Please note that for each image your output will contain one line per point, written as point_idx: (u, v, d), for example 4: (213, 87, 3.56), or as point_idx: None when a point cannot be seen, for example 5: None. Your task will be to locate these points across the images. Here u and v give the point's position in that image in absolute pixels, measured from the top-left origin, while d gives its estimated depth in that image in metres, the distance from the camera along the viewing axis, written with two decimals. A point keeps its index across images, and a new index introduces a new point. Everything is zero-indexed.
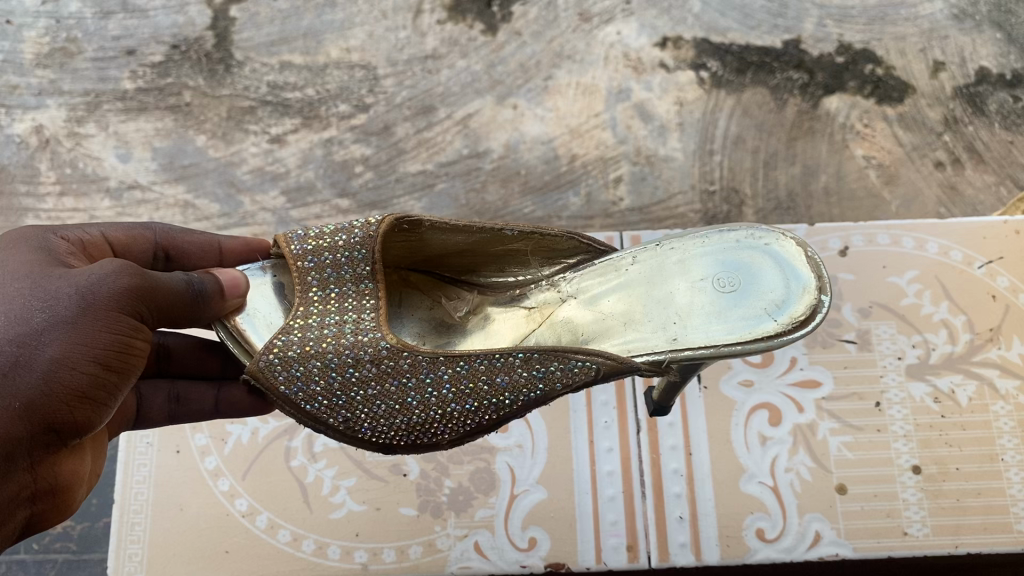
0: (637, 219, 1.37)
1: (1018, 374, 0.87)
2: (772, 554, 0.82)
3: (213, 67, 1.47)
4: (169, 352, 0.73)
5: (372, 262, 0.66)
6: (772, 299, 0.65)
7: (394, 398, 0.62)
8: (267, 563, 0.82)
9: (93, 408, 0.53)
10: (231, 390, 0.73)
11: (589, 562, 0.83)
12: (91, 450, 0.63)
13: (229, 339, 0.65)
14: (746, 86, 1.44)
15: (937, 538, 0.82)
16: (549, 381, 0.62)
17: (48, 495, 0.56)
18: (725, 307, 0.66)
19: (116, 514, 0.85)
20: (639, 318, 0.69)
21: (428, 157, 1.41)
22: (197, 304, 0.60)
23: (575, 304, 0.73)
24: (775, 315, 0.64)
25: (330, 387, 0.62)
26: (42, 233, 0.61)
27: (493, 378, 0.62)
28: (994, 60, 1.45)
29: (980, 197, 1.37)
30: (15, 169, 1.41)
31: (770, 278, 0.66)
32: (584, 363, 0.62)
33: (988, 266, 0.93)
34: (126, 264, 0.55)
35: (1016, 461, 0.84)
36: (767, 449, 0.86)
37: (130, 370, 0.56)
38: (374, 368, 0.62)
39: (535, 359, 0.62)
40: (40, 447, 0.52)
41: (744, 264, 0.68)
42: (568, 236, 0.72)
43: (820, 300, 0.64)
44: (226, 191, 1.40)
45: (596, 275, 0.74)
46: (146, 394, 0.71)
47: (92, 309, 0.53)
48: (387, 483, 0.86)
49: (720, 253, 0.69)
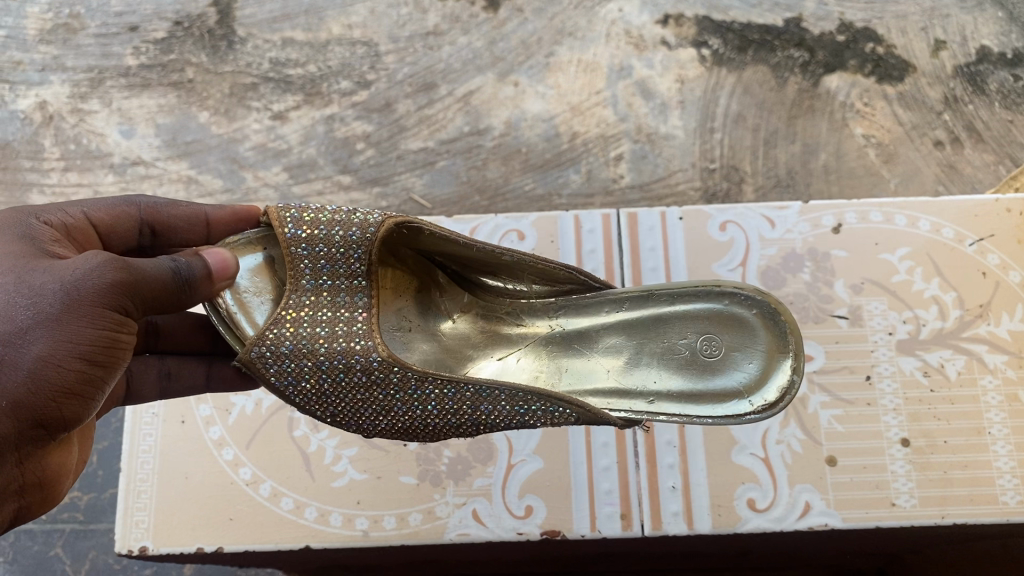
0: (637, 196, 1.39)
1: (1006, 349, 0.89)
2: (763, 523, 0.84)
3: (215, 44, 1.48)
4: (158, 328, 0.74)
5: (368, 262, 0.66)
6: (749, 378, 0.70)
7: (382, 404, 0.64)
8: (270, 530, 0.84)
9: (80, 402, 0.55)
10: (222, 365, 0.76)
11: (584, 530, 0.85)
12: (77, 441, 0.64)
13: (220, 324, 0.65)
14: (747, 63, 1.45)
15: (924, 509, 0.83)
16: (530, 415, 0.64)
17: (36, 487, 0.57)
18: (704, 378, 0.70)
19: (122, 483, 0.87)
20: (620, 372, 0.71)
21: (430, 134, 1.42)
22: (183, 292, 0.59)
23: (561, 334, 0.74)
24: (749, 396, 0.69)
25: (319, 386, 0.64)
26: (23, 217, 0.63)
27: (477, 405, 0.64)
28: (995, 39, 1.45)
29: (979, 175, 1.39)
30: (20, 145, 1.43)
31: (750, 353, 0.70)
32: (566, 409, 0.64)
33: (978, 243, 0.94)
34: (111, 257, 0.55)
35: (1003, 434, 0.85)
36: (759, 422, 0.88)
37: (118, 361, 0.57)
38: (363, 376, 0.63)
39: (520, 396, 0.63)
40: (28, 441, 0.54)
41: (728, 333, 0.71)
42: (564, 271, 0.71)
43: (793, 382, 0.69)
44: (228, 167, 1.42)
45: (588, 305, 0.74)
46: (136, 372, 0.73)
47: (76, 306, 0.53)
48: (387, 453, 0.88)
49: (707, 318, 0.72)
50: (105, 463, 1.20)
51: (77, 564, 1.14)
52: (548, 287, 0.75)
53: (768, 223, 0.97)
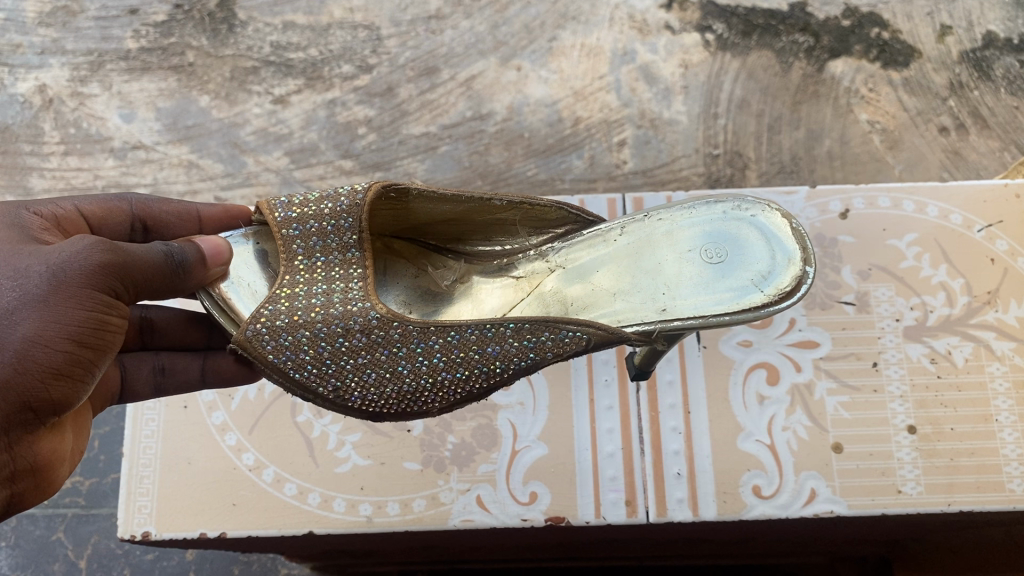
0: (639, 182, 1.38)
1: (1014, 337, 0.88)
2: (768, 510, 0.83)
3: (216, 27, 1.47)
4: (152, 325, 0.73)
5: (358, 231, 0.66)
6: (759, 271, 0.68)
7: (386, 367, 0.63)
8: (275, 517, 0.84)
9: (70, 385, 0.54)
10: (217, 359, 0.74)
11: (589, 516, 0.84)
12: (71, 429, 0.63)
13: (214, 308, 0.64)
14: (751, 48, 1.44)
15: (931, 496, 0.83)
16: (540, 350, 0.64)
17: (28, 474, 0.56)
18: (713, 279, 0.68)
19: (125, 467, 0.86)
20: (628, 289, 0.71)
21: (432, 119, 1.41)
22: (175, 276, 0.59)
23: (563, 274, 0.75)
24: (762, 287, 0.67)
25: (319, 356, 0.62)
26: (13, 209, 0.62)
27: (483, 348, 0.63)
28: (1002, 25, 1.44)
29: (984, 162, 1.38)
30: (19, 128, 1.42)
31: (755, 252, 0.69)
32: (576, 333, 0.64)
33: (987, 229, 0.93)
34: (98, 240, 0.55)
35: (1010, 422, 0.85)
36: (764, 408, 0.87)
37: (107, 346, 0.56)
38: (364, 337, 0.63)
39: (526, 329, 0.63)
40: (17, 425, 0.53)
41: (730, 237, 0.70)
42: (557, 207, 0.72)
43: (805, 272, 0.66)
44: (229, 151, 1.41)
45: (583, 241, 0.75)
46: (128, 369, 0.72)
47: (64, 287, 0.53)
48: (391, 438, 0.88)
49: (706, 228, 0.71)
50: (107, 448, 1.20)
51: (79, 548, 1.15)
52: (545, 235, 0.77)
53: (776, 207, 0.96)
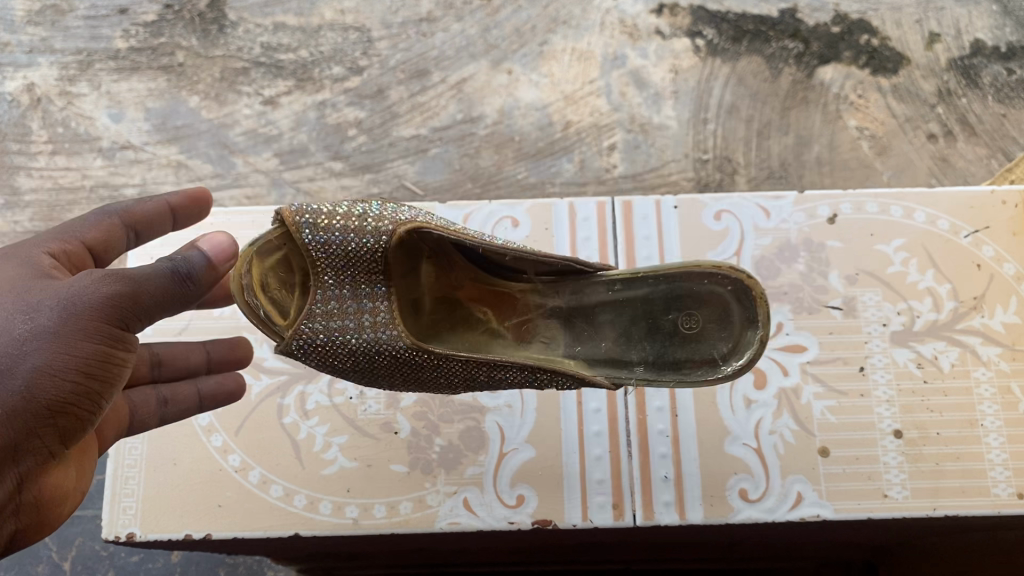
0: (629, 186, 1.39)
1: (1000, 341, 0.88)
2: (755, 514, 0.84)
3: (206, 27, 1.46)
4: (159, 358, 0.77)
5: (385, 261, 0.65)
6: (722, 346, 0.72)
7: (417, 376, 0.68)
8: (260, 518, 0.84)
9: (76, 417, 0.54)
10: (211, 386, 0.78)
11: (575, 519, 0.84)
12: (77, 466, 0.62)
13: (256, 318, 0.66)
14: (741, 54, 1.44)
15: (917, 500, 0.84)
16: (545, 382, 0.68)
17: (30, 508, 0.57)
18: (681, 348, 0.72)
19: (110, 468, 0.86)
20: (604, 337, 0.74)
21: (422, 121, 1.42)
22: (186, 293, 0.56)
23: (561, 302, 0.75)
24: (722, 364, 0.71)
25: (354, 365, 0.66)
26: (24, 253, 0.61)
27: (500, 377, 0.68)
28: (989, 33, 1.44)
29: (971, 169, 1.39)
30: (7, 127, 1.42)
31: (725, 327, 0.72)
32: (570, 382, 0.68)
33: (974, 235, 0.93)
34: (106, 273, 0.54)
35: (995, 426, 0.85)
36: (751, 412, 0.87)
37: (115, 379, 0.56)
38: (396, 358, 0.66)
39: (533, 372, 0.67)
40: (26, 456, 0.53)
41: (703, 306, 0.72)
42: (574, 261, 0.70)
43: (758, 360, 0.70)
44: (219, 152, 1.41)
45: (574, 282, 0.74)
46: (138, 403, 0.73)
47: (73, 321, 0.52)
48: (378, 441, 0.87)
49: (684, 293, 0.72)
50: None
51: (63, 550, 1.15)
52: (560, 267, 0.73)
53: (764, 212, 0.94)
